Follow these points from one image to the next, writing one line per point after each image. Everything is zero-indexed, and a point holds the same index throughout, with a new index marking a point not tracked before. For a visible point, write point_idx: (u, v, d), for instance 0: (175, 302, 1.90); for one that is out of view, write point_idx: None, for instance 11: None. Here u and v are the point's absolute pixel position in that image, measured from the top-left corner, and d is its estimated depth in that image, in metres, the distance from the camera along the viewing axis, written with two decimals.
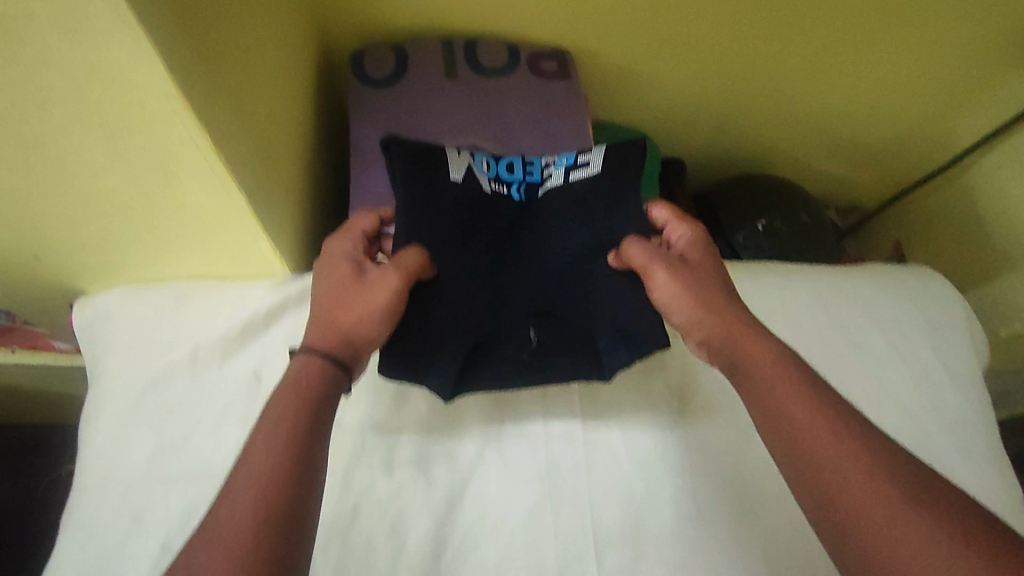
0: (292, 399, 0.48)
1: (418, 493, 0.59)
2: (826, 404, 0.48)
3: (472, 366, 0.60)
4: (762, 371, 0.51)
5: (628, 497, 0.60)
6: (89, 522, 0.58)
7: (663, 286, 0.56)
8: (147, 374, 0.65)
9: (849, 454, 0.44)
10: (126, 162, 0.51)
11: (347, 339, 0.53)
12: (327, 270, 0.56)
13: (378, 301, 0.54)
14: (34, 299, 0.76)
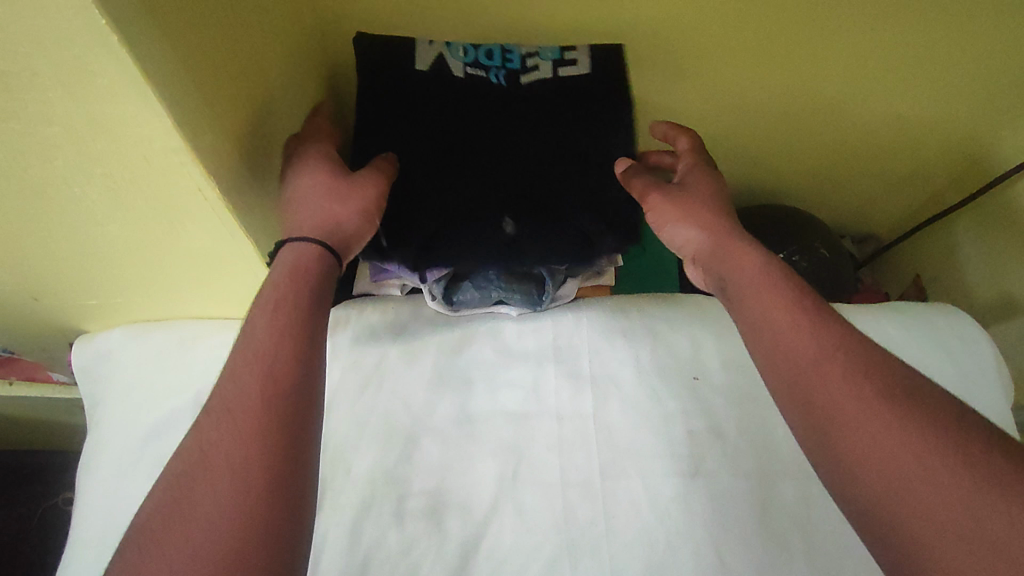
0: (291, 280, 0.45)
1: (431, 546, 0.57)
2: (813, 312, 0.47)
3: (436, 249, 0.61)
4: (751, 280, 0.50)
5: (649, 551, 0.58)
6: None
7: (659, 203, 0.57)
8: (150, 419, 0.63)
9: (831, 356, 0.44)
10: (130, 211, 0.49)
11: (338, 226, 0.50)
12: (311, 161, 0.52)
13: (369, 193, 0.53)
14: (32, 338, 0.74)
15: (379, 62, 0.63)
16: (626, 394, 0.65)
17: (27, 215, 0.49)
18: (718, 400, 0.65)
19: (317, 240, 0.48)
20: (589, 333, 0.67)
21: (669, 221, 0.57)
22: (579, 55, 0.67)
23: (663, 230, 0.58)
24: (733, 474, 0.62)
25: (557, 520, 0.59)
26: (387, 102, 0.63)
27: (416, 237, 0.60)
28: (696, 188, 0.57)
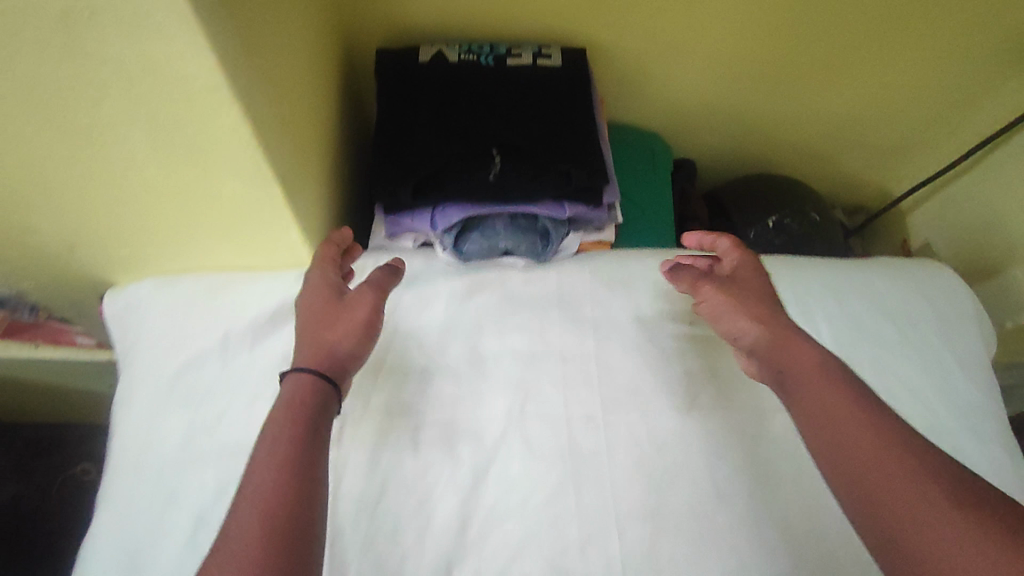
0: (287, 414, 0.49)
1: (445, 469, 0.62)
2: (877, 415, 0.48)
3: (432, 188, 0.68)
4: (812, 376, 0.51)
5: (645, 476, 0.63)
6: (130, 496, 0.61)
7: (711, 296, 0.60)
8: (180, 359, 0.66)
9: (895, 459, 0.44)
10: (167, 155, 0.53)
11: (331, 351, 0.54)
12: (309, 299, 0.59)
13: (359, 317, 0.57)
14: (63, 291, 0.78)
15: (395, 55, 0.74)
16: (625, 336, 0.69)
17: (74, 161, 0.53)
18: (712, 345, 0.69)
19: (313, 370, 0.52)
20: (592, 284, 0.71)
21: (717, 316, 0.59)
22: (554, 51, 0.76)
23: (720, 322, 0.59)
24: (725, 409, 0.66)
25: (563, 451, 0.63)
26: (396, 80, 0.73)
27: (413, 177, 0.67)
28: (749, 288, 0.59)
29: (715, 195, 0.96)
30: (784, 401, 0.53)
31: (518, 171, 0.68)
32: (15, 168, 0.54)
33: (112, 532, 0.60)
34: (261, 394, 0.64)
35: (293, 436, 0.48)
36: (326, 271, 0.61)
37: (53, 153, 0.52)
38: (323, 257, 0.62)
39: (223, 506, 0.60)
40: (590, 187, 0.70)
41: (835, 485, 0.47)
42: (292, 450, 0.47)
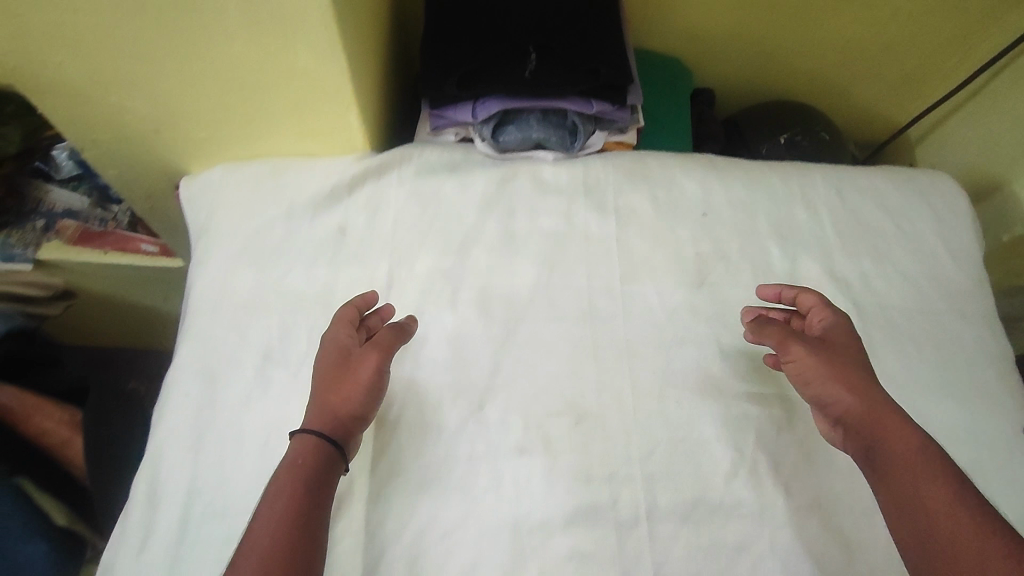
0: (288, 475, 0.54)
1: (479, 324, 0.70)
2: (975, 508, 0.50)
3: (472, 81, 0.76)
4: (911, 460, 0.53)
5: (659, 337, 0.70)
6: (204, 337, 0.68)
7: (803, 358, 0.60)
8: (251, 226, 0.74)
9: (994, 556, 0.46)
10: (255, 27, 0.62)
11: (333, 413, 0.58)
12: (323, 357, 0.62)
13: (361, 380, 0.59)
14: (140, 181, 0.88)
15: None
16: (644, 222, 0.76)
17: (177, 29, 0.63)
18: (723, 231, 0.76)
19: (318, 435, 0.57)
20: (615, 175, 0.79)
21: (808, 381, 0.60)
22: None
23: (809, 386, 0.60)
24: (734, 287, 0.73)
25: (583, 314, 0.71)
26: None
27: (457, 70, 0.75)
28: (844, 357, 0.60)
29: (732, 119, 1.04)
30: (870, 474, 0.56)
31: (551, 68, 0.75)
32: (125, 37, 0.64)
33: (186, 365, 0.67)
34: (319, 256, 0.73)
35: (292, 497, 0.53)
36: (339, 333, 0.63)
37: (161, 23, 0.62)
38: (343, 317, 0.64)
39: (287, 345, 0.67)
40: (616, 82, 0.77)
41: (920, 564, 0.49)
42: (289, 508, 0.52)
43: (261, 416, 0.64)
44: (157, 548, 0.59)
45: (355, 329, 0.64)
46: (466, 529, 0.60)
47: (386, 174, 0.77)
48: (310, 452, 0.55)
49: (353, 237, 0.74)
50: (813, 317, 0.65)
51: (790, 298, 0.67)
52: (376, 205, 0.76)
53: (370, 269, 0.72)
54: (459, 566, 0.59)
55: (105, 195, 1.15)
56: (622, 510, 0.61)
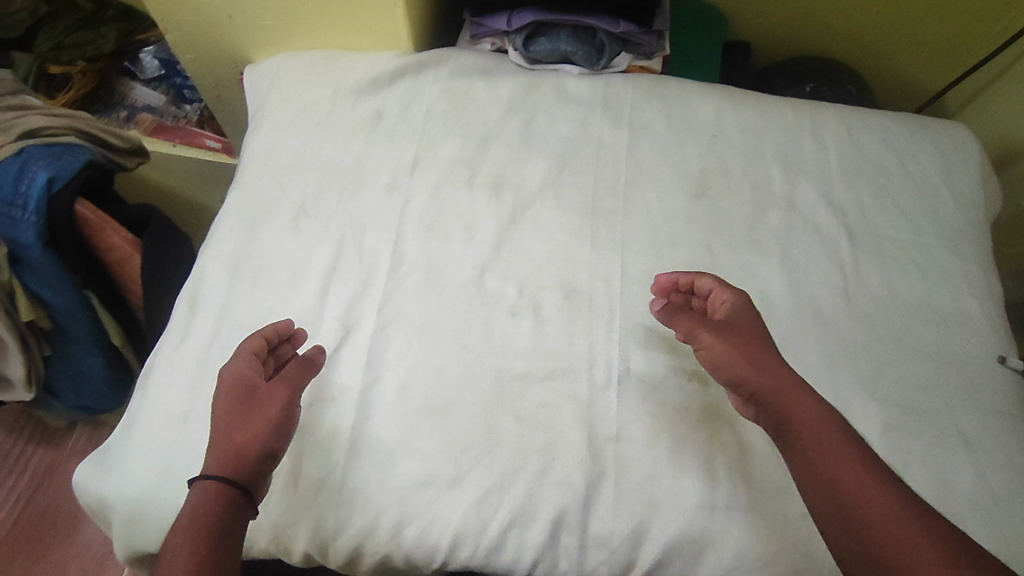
0: (188, 530, 0.50)
1: (489, 205, 0.76)
2: (876, 472, 0.51)
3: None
4: (818, 431, 0.54)
5: (653, 235, 0.75)
6: (249, 188, 0.78)
7: (711, 344, 0.60)
8: (301, 103, 0.84)
9: (897, 517, 0.48)
10: None
11: (239, 454, 0.54)
12: (224, 394, 0.58)
13: (270, 415, 0.57)
14: (211, 68, 0.99)
15: None
16: (654, 136, 0.81)
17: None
18: (729, 152, 0.81)
19: (218, 482, 0.53)
20: (633, 93, 0.84)
21: (718, 366, 0.60)
22: None
23: (720, 370, 0.59)
24: (732, 201, 0.77)
25: (586, 207, 0.76)
26: None
27: None
28: (750, 336, 0.60)
29: (763, 70, 1.07)
30: (781, 446, 0.56)
31: None
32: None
33: (234, 209, 0.76)
34: (356, 133, 0.81)
35: (193, 552, 0.50)
36: (241, 365, 0.59)
37: None
38: (250, 349, 0.61)
39: (319, 200, 0.76)
40: (641, 6, 0.86)
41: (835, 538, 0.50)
42: (191, 562, 0.49)
43: (289, 255, 0.73)
44: (189, 349, 0.67)
45: (262, 360, 0.61)
46: (455, 366, 0.66)
47: (423, 71, 0.85)
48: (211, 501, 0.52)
49: (388, 121, 0.82)
50: (716, 300, 0.65)
51: (688, 284, 0.68)
52: (411, 97, 0.84)
53: (400, 148, 0.80)
54: (445, 397, 0.64)
55: (180, 94, 1.30)
56: (598, 372, 0.66)
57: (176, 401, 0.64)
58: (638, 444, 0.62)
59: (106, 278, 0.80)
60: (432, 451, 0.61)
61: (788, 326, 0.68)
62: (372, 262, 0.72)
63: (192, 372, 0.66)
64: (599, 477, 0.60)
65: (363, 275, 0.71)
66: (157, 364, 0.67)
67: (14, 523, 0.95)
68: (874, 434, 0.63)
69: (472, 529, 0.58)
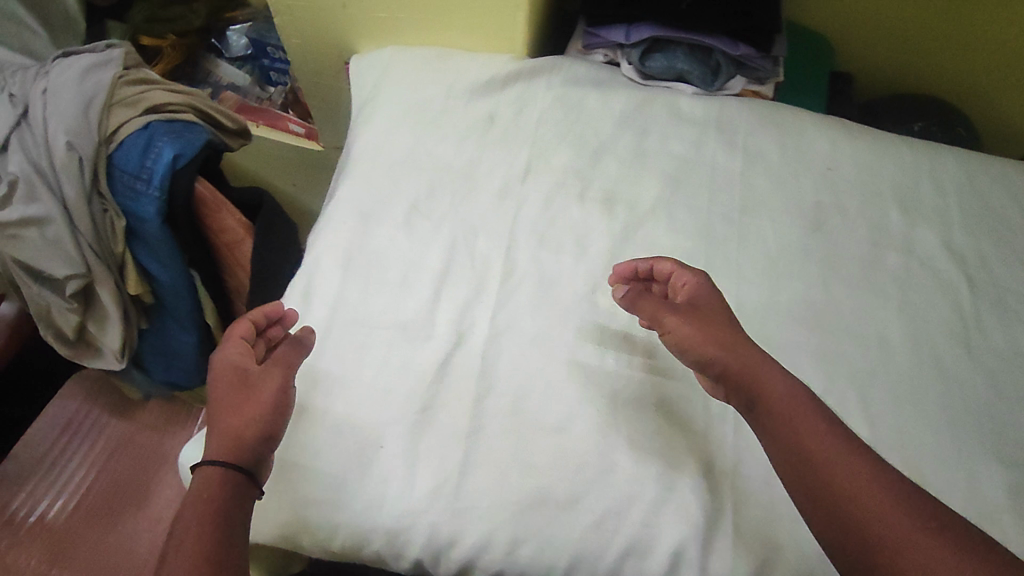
0: (193, 516, 0.50)
1: (603, 220, 0.76)
2: (854, 448, 0.49)
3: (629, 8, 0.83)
4: (789, 409, 0.52)
5: (769, 266, 0.74)
6: (361, 182, 0.78)
7: (675, 327, 0.60)
8: (412, 99, 0.83)
9: (865, 480, 0.47)
10: None
11: (238, 437, 0.55)
12: (218, 380, 0.58)
13: (266, 396, 0.58)
14: (313, 55, 0.99)
15: None
16: (770, 164, 0.80)
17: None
18: (846, 187, 0.79)
19: (223, 466, 0.53)
20: (749, 116, 0.83)
21: (686, 346, 0.59)
22: None
23: (687, 351, 0.59)
24: (849, 239, 0.76)
25: (700, 231, 0.76)
26: None
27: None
28: (712, 317, 0.60)
29: (866, 103, 1.05)
30: (755, 427, 0.55)
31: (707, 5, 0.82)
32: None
33: (345, 202, 0.77)
34: (469, 134, 0.81)
35: (201, 532, 0.49)
36: (231, 352, 0.60)
37: None
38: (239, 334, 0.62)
39: (432, 201, 0.76)
40: (764, 28, 0.83)
41: (815, 518, 0.48)
42: (196, 547, 0.48)
43: (403, 253, 0.73)
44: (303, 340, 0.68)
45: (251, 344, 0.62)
46: (568, 381, 0.65)
47: (536, 76, 0.84)
48: (216, 484, 0.51)
49: (501, 125, 0.81)
50: (680, 284, 0.66)
51: (649, 270, 0.68)
52: (524, 103, 0.83)
53: (513, 152, 0.80)
54: (559, 414, 0.63)
55: (266, 77, 1.29)
56: (713, 402, 0.65)
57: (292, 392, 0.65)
58: (755, 481, 0.61)
59: (215, 262, 0.81)
60: (548, 467, 0.61)
61: (904, 373, 0.68)
62: (484, 268, 0.72)
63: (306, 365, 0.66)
64: (717, 511, 0.59)
65: (475, 281, 0.71)
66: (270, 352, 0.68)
67: (86, 494, 0.98)
68: (999, 494, 0.61)
69: (588, 554, 0.58)
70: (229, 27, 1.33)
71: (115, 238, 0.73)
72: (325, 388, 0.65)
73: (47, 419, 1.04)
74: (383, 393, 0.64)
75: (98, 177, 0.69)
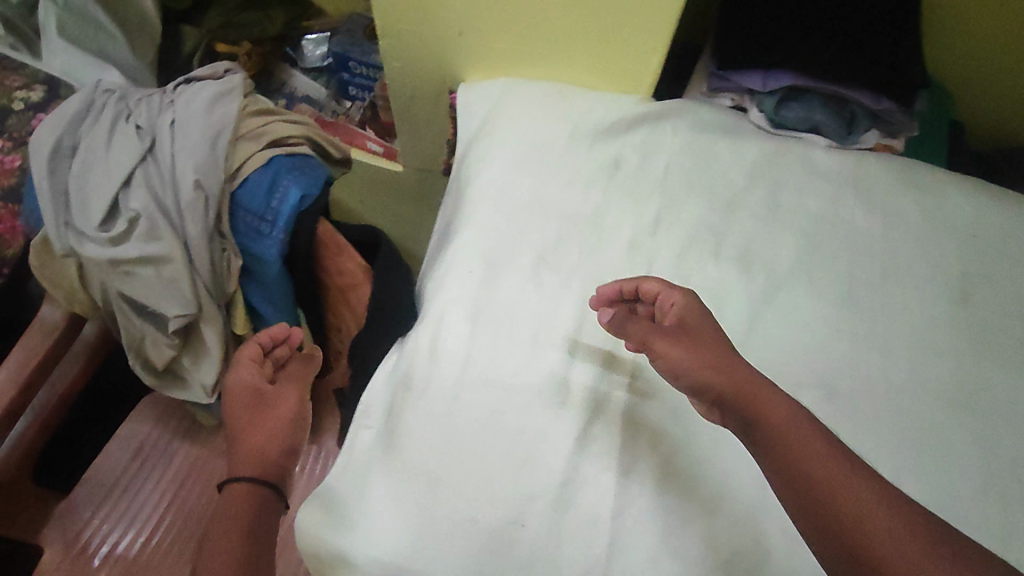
0: (230, 524, 0.57)
1: (740, 280, 0.73)
2: (839, 457, 0.51)
3: (766, 53, 0.78)
4: (788, 429, 0.52)
5: (915, 341, 0.70)
6: (485, 227, 0.74)
7: (669, 353, 0.58)
8: (534, 139, 0.79)
9: (866, 499, 0.48)
10: None
11: (264, 452, 0.63)
12: (236, 399, 0.66)
13: (284, 413, 0.67)
14: (413, 79, 0.94)
15: None
16: (912, 228, 0.76)
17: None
18: (993, 257, 0.75)
19: (250, 479, 0.60)
20: (889, 175, 0.78)
21: (682, 372, 0.57)
22: None
23: (681, 377, 0.57)
24: (1000, 314, 0.72)
25: (841, 298, 0.72)
26: None
27: (756, 41, 0.79)
28: (705, 338, 0.58)
29: (987, 156, 1.00)
30: (754, 453, 0.54)
31: (853, 55, 0.76)
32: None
33: (468, 247, 0.73)
34: (594, 181, 0.77)
35: (239, 539, 0.56)
36: (244, 373, 0.67)
37: None
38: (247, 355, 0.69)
39: (559, 252, 0.73)
40: (909, 82, 0.77)
41: (812, 533, 0.48)
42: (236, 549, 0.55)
43: (533, 307, 0.70)
44: (435, 400, 0.66)
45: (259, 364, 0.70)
46: (712, 458, 0.63)
47: (664, 120, 0.80)
48: (250, 494, 0.59)
49: (627, 172, 0.77)
50: (666, 301, 0.64)
51: (633, 289, 0.66)
52: (652, 149, 0.79)
53: (641, 202, 0.76)
54: (707, 494, 0.61)
55: (344, 90, 1.24)
56: None
57: (427, 457, 0.64)
58: None
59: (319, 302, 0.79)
60: (699, 552, 0.59)
61: None
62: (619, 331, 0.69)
63: (440, 428, 0.65)
64: None
65: (609, 343, 0.68)
66: (405, 411, 0.66)
67: (168, 514, 0.99)
68: None
69: None
70: (304, 36, 1.30)
71: (228, 278, 0.69)
72: (461, 453, 0.63)
73: (119, 444, 1.03)
74: (524, 461, 0.62)
75: (221, 216, 0.65)
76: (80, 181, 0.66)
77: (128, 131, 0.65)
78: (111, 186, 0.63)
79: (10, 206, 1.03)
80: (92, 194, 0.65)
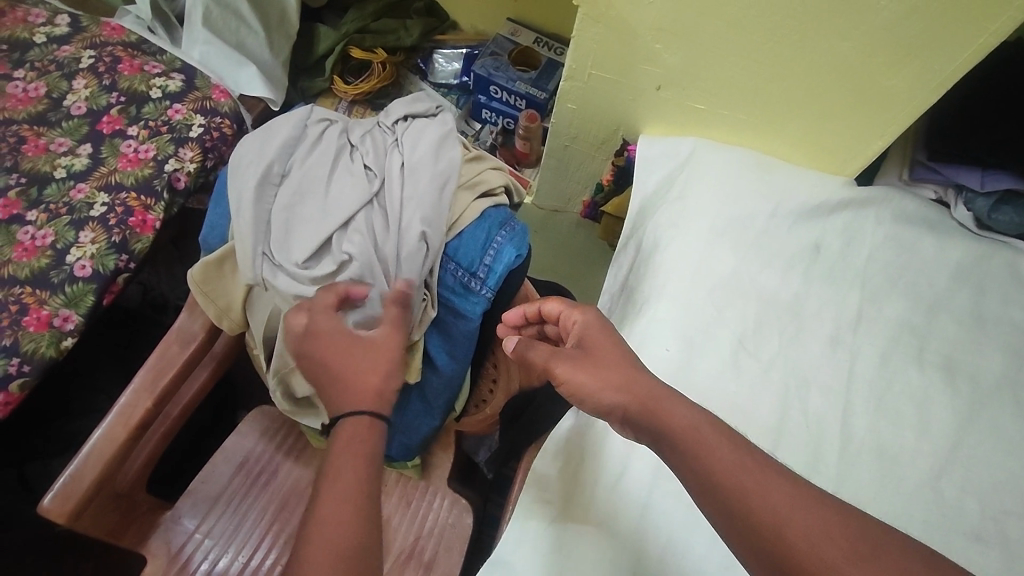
0: (349, 463, 0.50)
1: (943, 391, 0.68)
2: (749, 459, 0.47)
3: (988, 154, 0.75)
4: (695, 439, 0.48)
5: None
6: (682, 303, 0.71)
7: (571, 377, 0.55)
8: (732, 211, 0.76)
9: (788, 504, 0.44)
10: (869, 36, 0.64)
11: (374, 389, 0.55)
12: (326, 347, 0.56)
13: (385, 351, 0.57)
14: (584, 122, 0.89)
15: (1008, 58, 0.79)
16: None
17: (823, 18, 0.64)
18: None
19: (369, 411, 0.54)
20: None
21: (593, 391, 0.54)
22: None
23: (586, 399, 0.55)
24: None
25: None
26: (995, 70, 0.79)
27: (981, 142, 0.76)
28: (603, 353, 0.56)
29: None
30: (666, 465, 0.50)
31: None
32: (775, 3, 0.64)
33: (665, 322, 0.70)
34: (795, 262, 0.74)
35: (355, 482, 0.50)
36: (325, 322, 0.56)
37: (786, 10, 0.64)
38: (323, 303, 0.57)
39: (758, 337, 0.70)
40: None
41: (739, 549, 0.45)
42: (347, 482, 0.49)
43: (728, 394, 0.67)
44: (631, 481, 0.64)
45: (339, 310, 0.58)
46: None
47: (868, 207, 0.77)
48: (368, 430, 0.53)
49: (827, 258, 0.75)
50: (565, 317, 0.61)
51: (535, 313, 0.63)
52: (853, 236, 0.76)
53: (841, 292, 0.73)
54: None
55: (476, 112, 1.22)
56: None
57: (620, 543, 0.62)
58: None
59: (488, 354, 0.76)
60: None
61: None
62: (820, 432, 0.66)
63: (638, 510, 0.63)
64: None
65: (811, 449, 0.65)
66: (595, 487, 0.65)
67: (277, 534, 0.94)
68: None
69: None
70: (436, 50, 1.26)
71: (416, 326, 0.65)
72: (659, 543, 0.61)
73: (224, 455, 0.98)
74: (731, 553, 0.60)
75: (432, 267, 0.63)
76: (287, 211, 0.62)
77: (353, 170, 0.64)
78: (330, 224, 0.61)
79: (143, 198, 0.97)
80: (302, 226, 0.62)
